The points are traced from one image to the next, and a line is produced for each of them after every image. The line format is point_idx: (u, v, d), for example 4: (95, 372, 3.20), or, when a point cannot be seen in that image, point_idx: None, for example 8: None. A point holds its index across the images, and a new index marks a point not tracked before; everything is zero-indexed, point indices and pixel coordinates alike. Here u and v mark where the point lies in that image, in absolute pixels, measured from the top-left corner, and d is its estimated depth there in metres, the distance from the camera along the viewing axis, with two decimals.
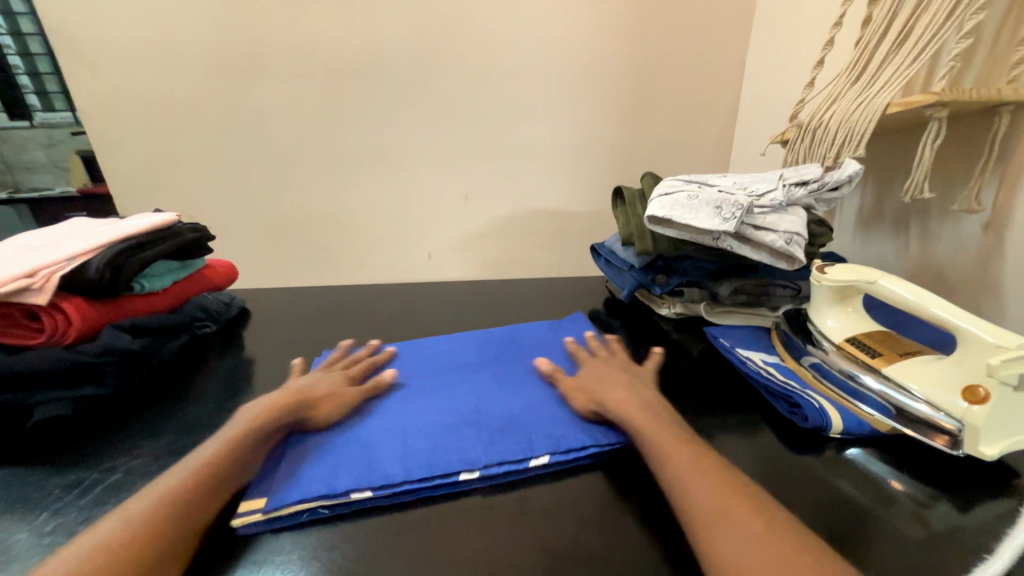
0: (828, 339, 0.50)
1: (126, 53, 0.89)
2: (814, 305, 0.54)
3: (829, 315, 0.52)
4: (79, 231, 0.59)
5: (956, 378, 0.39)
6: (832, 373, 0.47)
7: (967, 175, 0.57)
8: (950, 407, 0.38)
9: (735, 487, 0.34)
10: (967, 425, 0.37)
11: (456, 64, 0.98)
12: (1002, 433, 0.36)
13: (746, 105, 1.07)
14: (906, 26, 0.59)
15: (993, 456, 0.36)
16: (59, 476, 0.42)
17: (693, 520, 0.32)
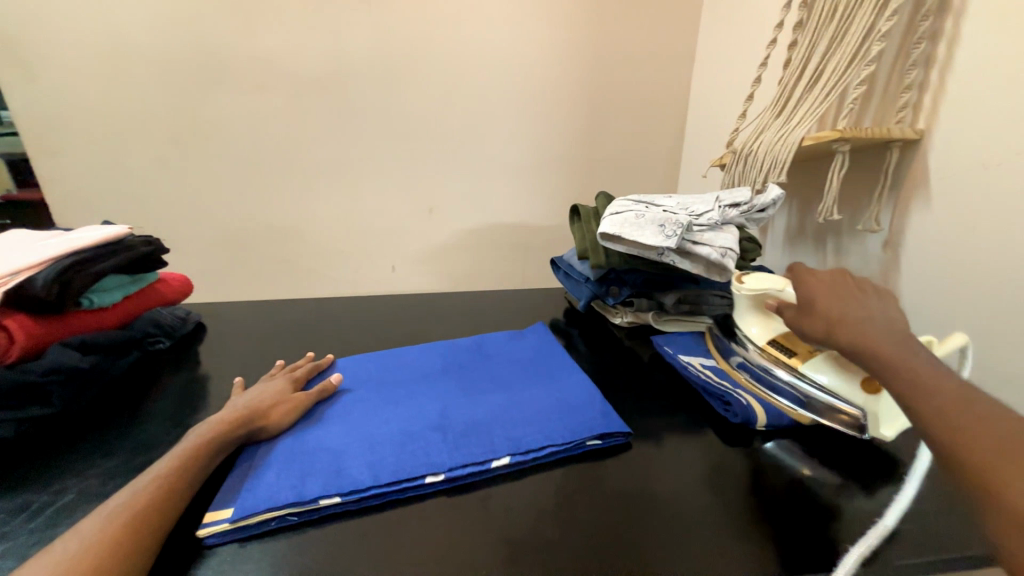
0: (753, 341, 0.53)
1: (71, 58, 0.86)
2: (737, 312, 0.56)
3: (750, 321, 0.55)
4: (23, 244, 0.57)
5: (851, 374, 0.44)
6: (760, 373, 0.51)
7: (869, 200, 0.67)
8: (853, 400, 0.44)
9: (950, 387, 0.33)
10: (868, 413, 0.43)
11: (419, 82, 1.01)
12: (896, 415, 0.43)
13: (690, 130, 1.17)
14: (817, 71, 0.68)
15: (888, 435, 0.43)
16: (3, 500, 0.41)
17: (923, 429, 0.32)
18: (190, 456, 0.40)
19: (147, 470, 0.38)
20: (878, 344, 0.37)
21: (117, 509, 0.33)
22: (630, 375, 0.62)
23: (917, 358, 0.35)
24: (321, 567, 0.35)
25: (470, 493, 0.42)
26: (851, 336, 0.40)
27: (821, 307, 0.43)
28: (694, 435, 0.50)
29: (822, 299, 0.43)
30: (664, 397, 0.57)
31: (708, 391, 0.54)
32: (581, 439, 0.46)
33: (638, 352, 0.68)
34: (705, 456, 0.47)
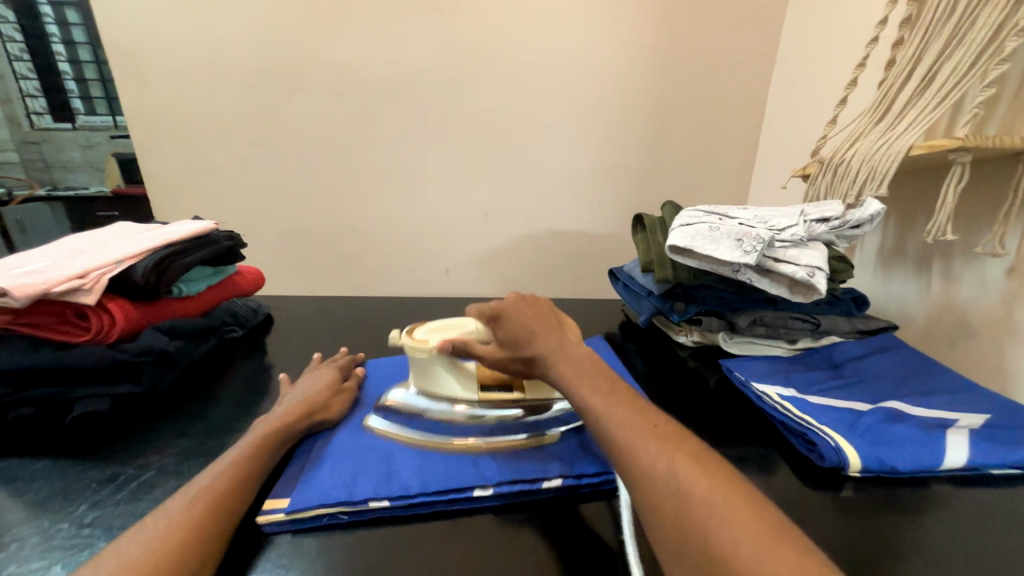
0: (454, 399, 0.50)
1: (176, 69, 0.95)
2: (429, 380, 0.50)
3: (453, 377, 0.50)
4: (126, 236, 0.63)
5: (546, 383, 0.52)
6: (444, 420, 0.49)
7: (991, 220, 0.58)
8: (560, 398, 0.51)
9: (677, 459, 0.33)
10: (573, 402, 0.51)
11: (483, 88, 1.02)
12: None
13: (766, 138, 1.09)
14: (930, 72, 0.61)
15: None
16: (95, 469, 0.44)
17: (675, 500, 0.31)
18: (260, 442, 0.41)
19: (223, 454, 0.40)
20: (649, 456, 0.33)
21: (198, 492, 0.35)
22: (693, 400, 0.57)
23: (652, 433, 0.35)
24: (371, 572, 0.34)
25: (521, 510, 0.40)
26: (557, 364, 0.45)
27: (533, 342, 0.47)
28: (770, 474, 0.45)
29: (530, 335, 0.48)
30: (734, 427, 0.52)
31: (787, 427, 0.49)
32: None
33: (703, 374, 0.63)
34: (784, 499, 0.42)
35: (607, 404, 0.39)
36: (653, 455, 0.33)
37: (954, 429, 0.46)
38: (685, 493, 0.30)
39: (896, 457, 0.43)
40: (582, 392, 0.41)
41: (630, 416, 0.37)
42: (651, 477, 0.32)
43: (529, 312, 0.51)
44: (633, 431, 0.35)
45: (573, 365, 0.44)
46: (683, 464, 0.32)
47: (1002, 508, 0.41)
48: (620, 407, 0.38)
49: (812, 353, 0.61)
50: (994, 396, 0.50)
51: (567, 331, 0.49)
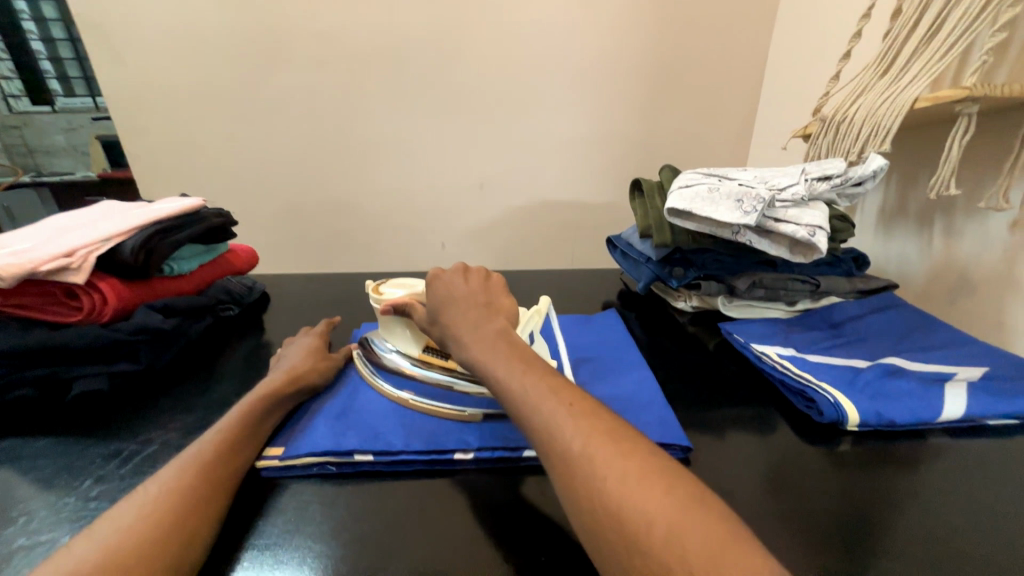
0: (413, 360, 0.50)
1: (152, 41, 0.91)
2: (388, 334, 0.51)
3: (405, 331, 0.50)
4: (112, 214, 0.61)
5: None
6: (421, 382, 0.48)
7: (997, 173, 0.56)
8: None
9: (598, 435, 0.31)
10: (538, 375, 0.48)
11: (473, 53, 0.98)
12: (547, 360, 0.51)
13: (767, 98, 1.05)
14: (938, 19, 0.58)
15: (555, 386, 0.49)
16: (100, 446, 0.44)
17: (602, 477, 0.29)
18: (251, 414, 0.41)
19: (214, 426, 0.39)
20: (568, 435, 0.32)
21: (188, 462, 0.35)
22: (693, 366, 0.57)
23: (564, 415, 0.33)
24: (380, 535, 0.35)
25: (523, 474, 0.41)
26: (464, 342, 0.42)
27: (449, 316, 0.45)
28: (770, 432, 0.45)
29: (450, 309, 0.45)
30: (735, 388, 0.52)
31: (787, 386, 0.49)
32: None
33: (702, 339, 0.63)
34: (783, 455, 0.42)
35: (525, 384, 0.36)
36: (571, 440, 0.31)
37: (952, 382, 0.46)
38: (601, 478, 0.29)
39: (894, 410, 0.43)
40: (499, 373, 0.38)
41: (547, 397, 0.35)
42: (568, 460, 0.31)
43: (461, 283, 0.48)
44: (547, 414, 0.33)
45: (482, 345, 0.41)
46: (596, 448, 0.30)
47: (996, 457, 0.42)
48: (535, 387, 0.36)
49: (811, 314, 0.61)
50: (995, 350, 0.50)
51: (494, 307, 0.46)
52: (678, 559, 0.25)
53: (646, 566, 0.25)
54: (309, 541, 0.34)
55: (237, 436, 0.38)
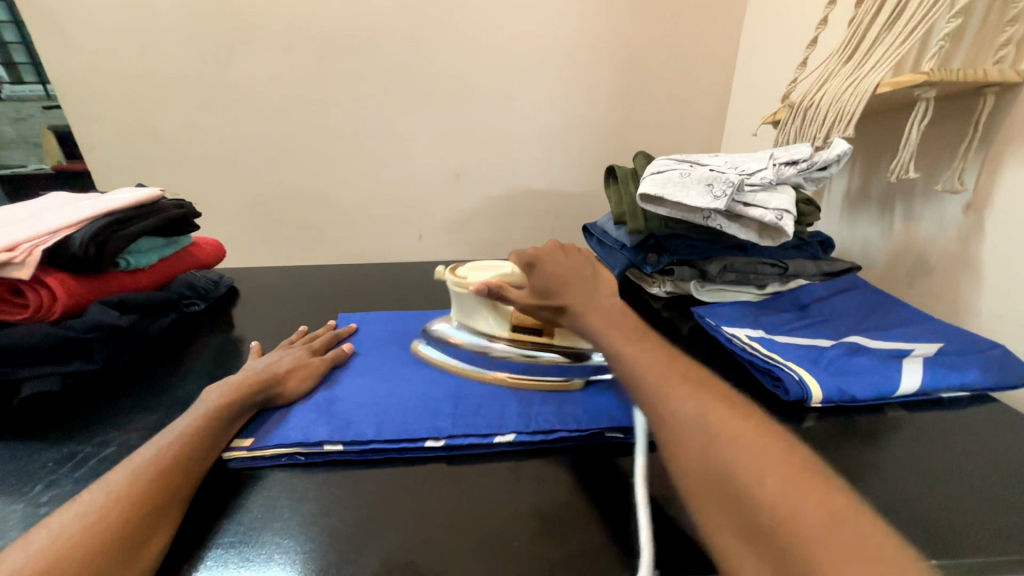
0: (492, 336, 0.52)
1: (102, 23, 0.86)
2: (471, 312, 0.53)
3: (488, 315, 0.52)
4: (61, 205, 0.58)
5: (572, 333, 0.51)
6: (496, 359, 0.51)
7: (952, 157, 0.59)
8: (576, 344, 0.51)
9: (715, 401, 0.31)
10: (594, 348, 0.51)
11: (445, 39, 0.95)
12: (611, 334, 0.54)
13: (739, 86, 1.07)
14: (899, 5, 0.59)
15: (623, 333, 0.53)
16: (52, 449, 0.42)
17: (704, 438, 0.29)
18: (209, 417, 0.39)
19: (167, 430, 0.37)
20: (675, 398, 0.32)
21: (143, 463, 0.33)
22: None
23: (676, 381, 0.33)
24: (348, 528, 0.34)
25: (495, 462, 0.40)
26: (586, 313, 0.44)
27: (567, 288, 0.47)
28: None
29: (562, 285, 0.47)
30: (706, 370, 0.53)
31: (755, 366, 0.50)
32: (599, 430, 0.42)
33: (675, 323, 0.64)
34: None
35: (620, 342, 0.39)
36: (670, 398, 0.32)
37: (909, 357, 0.48)
38: (697, 422, 0.30)
39: (856, 386, 0.45)
40: (614, 339, 0.40)
41: (643, 358, 0.36)
42: (664, 413, 0.32)
43: (565, 260, 0.51)
44: (648, 376, 0.35)
45: (602, 312, 0.43)
46: (692, 403, 0.31)
47: (949, 428, 0.44)
48: (638, 350, 0.37)
49: (779, 297, 0.62)
50: (952, 327, 0.52)
51: (603, 281, 0.49)
52: (756, 486, 0.25)
53: (756, 518, 0.25)
54: (274, 536, 0.33)
55: (197, 435, 0.37)
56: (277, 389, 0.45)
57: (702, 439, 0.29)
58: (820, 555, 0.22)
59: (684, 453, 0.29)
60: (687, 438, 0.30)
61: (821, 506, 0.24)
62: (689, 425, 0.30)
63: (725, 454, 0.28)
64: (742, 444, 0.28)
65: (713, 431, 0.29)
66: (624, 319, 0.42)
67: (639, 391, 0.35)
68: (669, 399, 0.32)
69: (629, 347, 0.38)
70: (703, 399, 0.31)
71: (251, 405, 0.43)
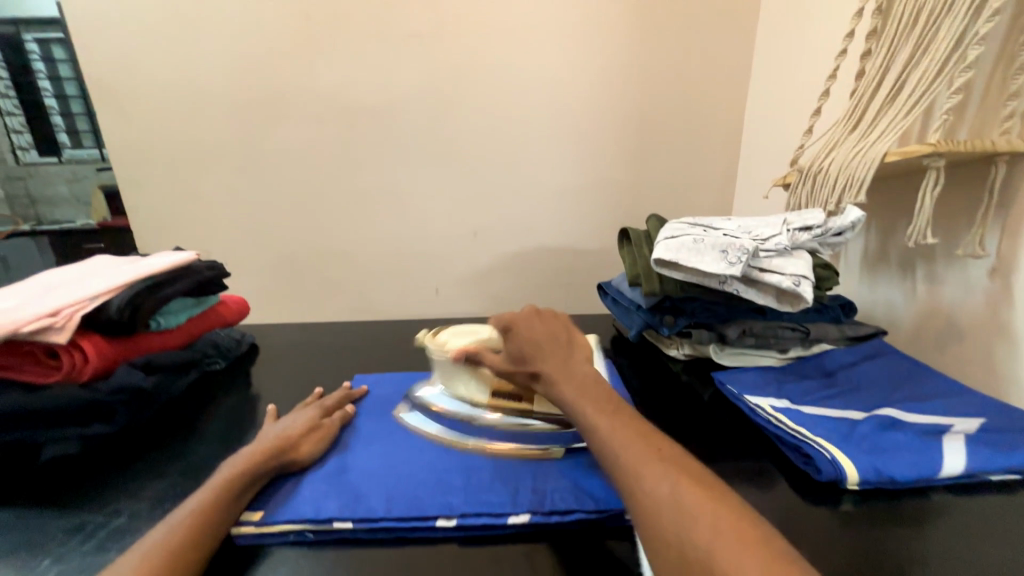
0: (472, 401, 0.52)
1: (160, 102, 0.96)
2: (451, 378, 0.54)
3: (469, 379, 0.53)
4: (103, 269, 0.62)
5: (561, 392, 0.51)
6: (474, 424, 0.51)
7: (970, 223, 0.58)
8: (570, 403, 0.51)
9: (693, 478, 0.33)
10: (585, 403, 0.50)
11: (465, 111, 1.03)
12: None
13: (747, 149, 1.10)
14: (899, 80, 0.62)
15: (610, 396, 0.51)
16: (64, 518, 0.42)
17: (681, 517, 0.31)
18: (220, 492, 0.38)
19: (176, 509, 0.37)
20: (650, 475, 0.34)
21: (150, 549, 0.32)
22: (688, 419, 0.55)
23: (651, 456, 0.35)
24: None
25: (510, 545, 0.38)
26: (558, 386, 0.45)
27: (539, 355, 0.48)
28: (770, 491, 0.43)
29: (538, 350, 0.48)
30: (730, 441, 0.51)
31: (782, 440, 0.48)
32: (619, 510, 0.39)
33: (696, 388, 0.62)
34: (786, 519, 0.40)
35: (583, 403, 0.42)
36: (645, 476, 0.34)
37: (950, 434, 0.46)
38: (674, 503, 0.32)
39: (895, 467, 0.42)
40: (588, 413, 0.41)
41: (611, 423, 0.40)
42: (629, 474, 0.35)
43: (539, 324, 0.51)
44: (615, 440, 0.38)
45: (572, 382, 0.44)
46: (654, 466, 0.34)
47: (1002, 515, 0.40)
48: (600, 414, 0.41)
49: (803, 362, 0.60)
50: (992, 400, 0.49)
51: (577, 346, 0.50)
52: (734, 570, 0.27)
53: None
54: None
55: (207, 513, 0.36)
56: (289, 456, 0.44)
57: (682, 518, 0.31)
58: None
59: (661, 534, 0.31)
60: (666, 516, 0.31)
61: None
62: (665, 504, 0.32)
63: (707, 536, 0.29)
64: (722, 526, 0.30)
65: (693, 511, 0.31)
66: (596, 390, 0.43)
67: (613, 467, 0.36)
68: (644, 477, 0.34)
69: (603, 421, 0.40)
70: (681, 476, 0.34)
71: (265, 475, 0.42)
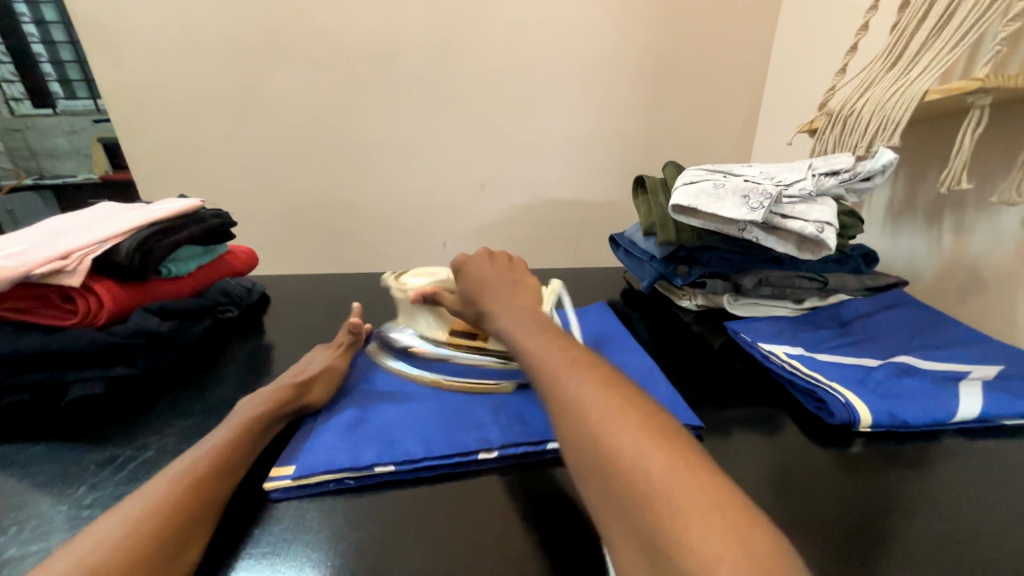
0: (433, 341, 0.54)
1: (149, 41, 0.91)
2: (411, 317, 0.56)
3: (428, 318, 0.55)
4: (109, 215, 0.61)
5: None
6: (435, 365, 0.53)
7: (1009, 168, 0.55)
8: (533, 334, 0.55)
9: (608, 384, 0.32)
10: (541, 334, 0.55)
11: (472, 52, 0.97)
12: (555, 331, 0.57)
13: (770, 93, 1.04)
14: (949, 9, 0.57)
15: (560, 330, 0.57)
16: (95, 452, 0.44)
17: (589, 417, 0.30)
18: (238, 432, 0.39)
19: (202, 442, 0.38)
20: (568, 384, 0.33)
21: (178, 473, 0.34)
22: (699, 367, 0.55)
23: (569, 367, 0.34)
24: (378, 544, 0.34)
25: (526, 476, 0.40)
26: (495, 316, 0.45)
27: (484, 294, 0.47)
28: (780, 434, 0.44)
29: (482, 289, 0.48)
30: (744, 389, 0.51)
31: (795, 386, 0.48)
32: None
33: (707, 337, 0.62)
34: (796, 459, 0.41)
35: (530, 337, 0.40)
36: (568, 382, 0.33)
37: (966, 381, 0.45)
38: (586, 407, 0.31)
39: (909, 411, 0.42)
40: (521, 334, 0.41)
41: (553, 356, 0.36)
42: (565, 407, 0.32)
43: (490, 266, 0.51)
44: (554, 372, 0.34)
45: (517, 315, 0.44)
46: (573, 373, 0.33)
47: (1012, 459, 0.41)
48: (547, 346, 0.37)
49: (818, 312, 0.59)
50: (1011, 349, 0.49)
51: (522, 285, 0.49)
52: (638, 467, 0.26)
53: (637, 499, 0.25)
54: (305, 548, 0.33)
55: (230, 446, 0.38)
56: (306, 398, 0.46)
57: (593, 419, 0.30)
58: (691, 539, 0.23)
59: (578, 439, 0.30)
60: (580, 421, 0.30)
61: (697, 489, 0.25)
62: (580, 410, 0.31)
63: (618, 434, 0.28)
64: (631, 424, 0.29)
65: (600, 411, 0.30)
66: (531, 317, 0.43)
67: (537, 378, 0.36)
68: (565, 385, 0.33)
69: (532, 342, 0.39)
70: (594, 384, 0.32)
71: (284, 416, 0.44)
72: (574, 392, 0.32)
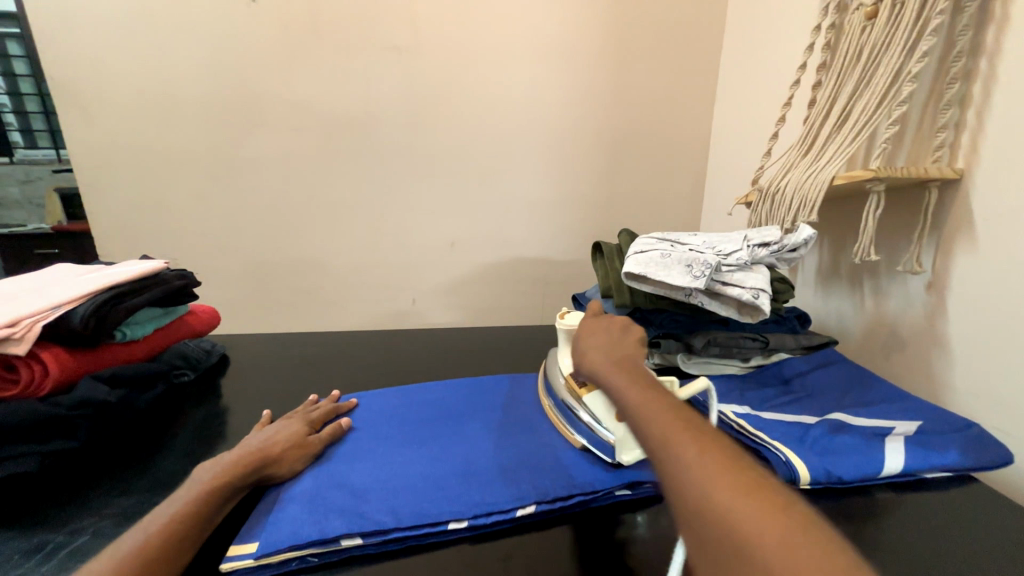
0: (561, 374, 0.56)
1: (128, 105, 0.93)
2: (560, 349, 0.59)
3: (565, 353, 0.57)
4: (64, 278, 0.59)
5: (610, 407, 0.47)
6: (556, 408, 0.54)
7: (908, 241, 0.64)
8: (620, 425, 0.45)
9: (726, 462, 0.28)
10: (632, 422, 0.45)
11: (444, 124, 1.05)
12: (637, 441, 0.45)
13: (712, 167, 1.17)
14: (845, 110, 0.68)
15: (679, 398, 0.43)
16: (19, 539, 0.40)
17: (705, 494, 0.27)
18: (197, 503, 0.38)
19: (154, 512, 0.36)
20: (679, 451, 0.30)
21: (124, 552, 0.32)
22: None
23: (668, 428, 0.32)
24: None
25: (498, 545, 0.40)
26: (591, 354, 0.46)
27: (582, 333, 0.50)
28: None
29: (587, 329, 0.51)
30: None
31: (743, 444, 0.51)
32: (610, 490, 0.44)
33: None
34: None
35: (658, 414, 0.33)
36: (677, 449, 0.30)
37: (891, 436, 0.49)
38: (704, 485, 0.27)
39: (843, 467, 0.45)
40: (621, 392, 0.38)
41: (671, 426, 0.32)
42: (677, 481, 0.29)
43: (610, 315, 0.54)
44: (683, 467, 0.29)
45: (606, 355, 0.45)
46: (683, 440, 0.30)
47: (939, 512, 0.44)
48: (675, 426, 0.32)
49: (763, 371, 0.64)
50: (928, 405, 0.54)
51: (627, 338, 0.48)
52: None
53: None
54: None
55: (184, 521, 0.36)
56: (272, 468, 0.45)
57: (713, 503, 0.26)
58: None
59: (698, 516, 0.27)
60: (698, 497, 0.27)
61: None
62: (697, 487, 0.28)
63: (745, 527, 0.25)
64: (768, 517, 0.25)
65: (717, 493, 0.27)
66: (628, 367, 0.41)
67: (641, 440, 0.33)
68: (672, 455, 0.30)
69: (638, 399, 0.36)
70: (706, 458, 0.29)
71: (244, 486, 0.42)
72: (684, 464, 0.29)
